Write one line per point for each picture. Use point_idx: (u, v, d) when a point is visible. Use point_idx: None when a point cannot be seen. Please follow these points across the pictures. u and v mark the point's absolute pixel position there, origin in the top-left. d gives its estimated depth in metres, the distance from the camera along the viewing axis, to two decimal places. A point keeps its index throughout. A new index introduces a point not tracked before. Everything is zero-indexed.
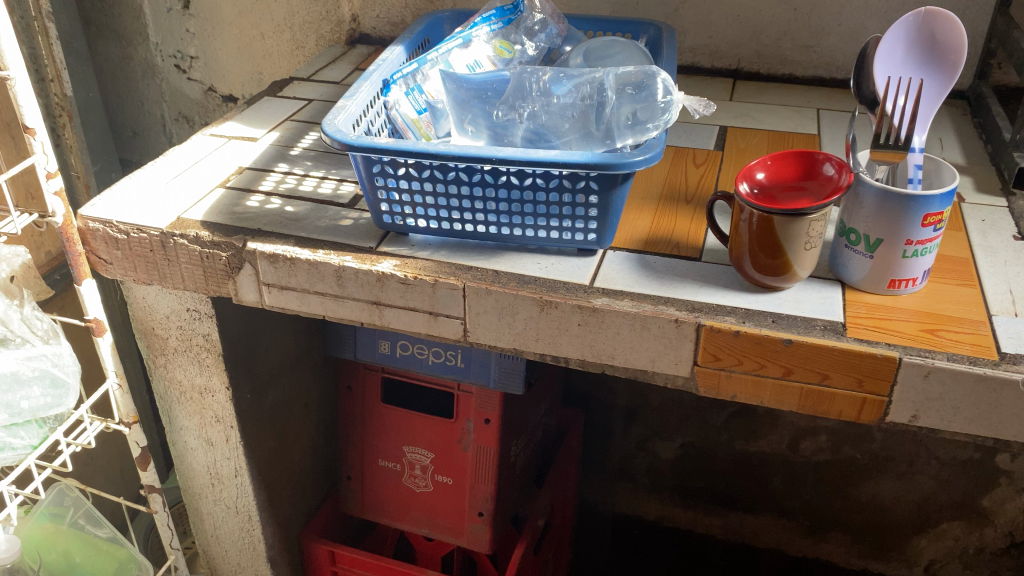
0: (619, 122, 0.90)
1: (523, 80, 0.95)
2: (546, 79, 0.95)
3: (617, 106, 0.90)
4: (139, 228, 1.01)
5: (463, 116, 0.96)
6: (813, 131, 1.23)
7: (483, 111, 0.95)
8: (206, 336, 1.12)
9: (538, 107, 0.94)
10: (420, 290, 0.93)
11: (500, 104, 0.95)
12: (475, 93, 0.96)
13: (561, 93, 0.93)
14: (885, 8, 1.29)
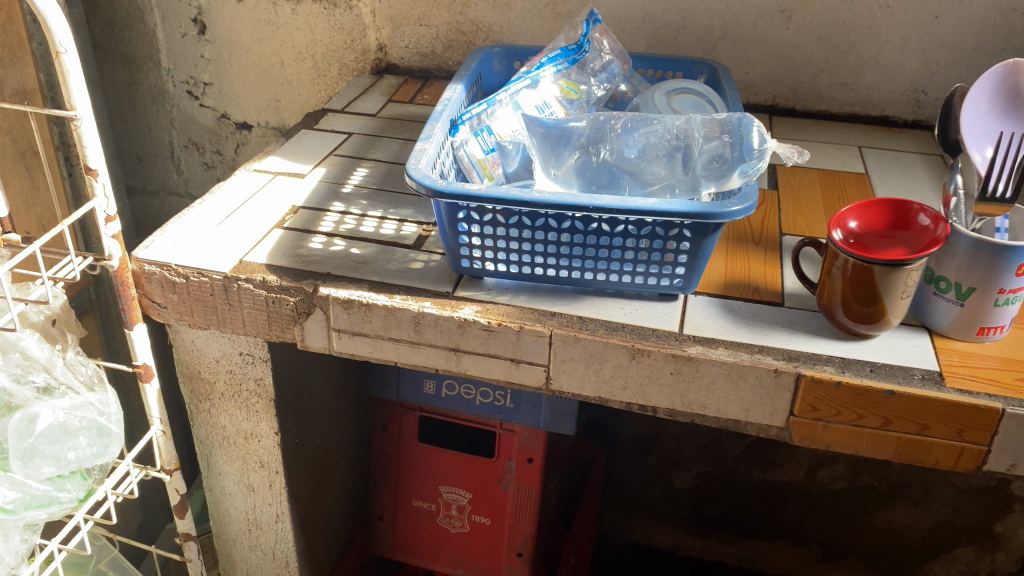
0: (705, 169, 0.89)
1: (601, 124, 0.95)
2: (624, 125, 0.94)
3: (706, 153, 0.90)
4: (200, 271, 0.97)
5: (545, 160, 0.95)
6: (861, 170, 1.24)
7: (564, 155, 0.95)
8: (257, 381, 1.09)
9: (620, 151, 0.93)
10: (504, 338, 0.90)
11: (581, 150, 0.94)
12: (555, 137, 0.95)
13: (641, 138, 0.93)
14: (923, 48, 1.31)
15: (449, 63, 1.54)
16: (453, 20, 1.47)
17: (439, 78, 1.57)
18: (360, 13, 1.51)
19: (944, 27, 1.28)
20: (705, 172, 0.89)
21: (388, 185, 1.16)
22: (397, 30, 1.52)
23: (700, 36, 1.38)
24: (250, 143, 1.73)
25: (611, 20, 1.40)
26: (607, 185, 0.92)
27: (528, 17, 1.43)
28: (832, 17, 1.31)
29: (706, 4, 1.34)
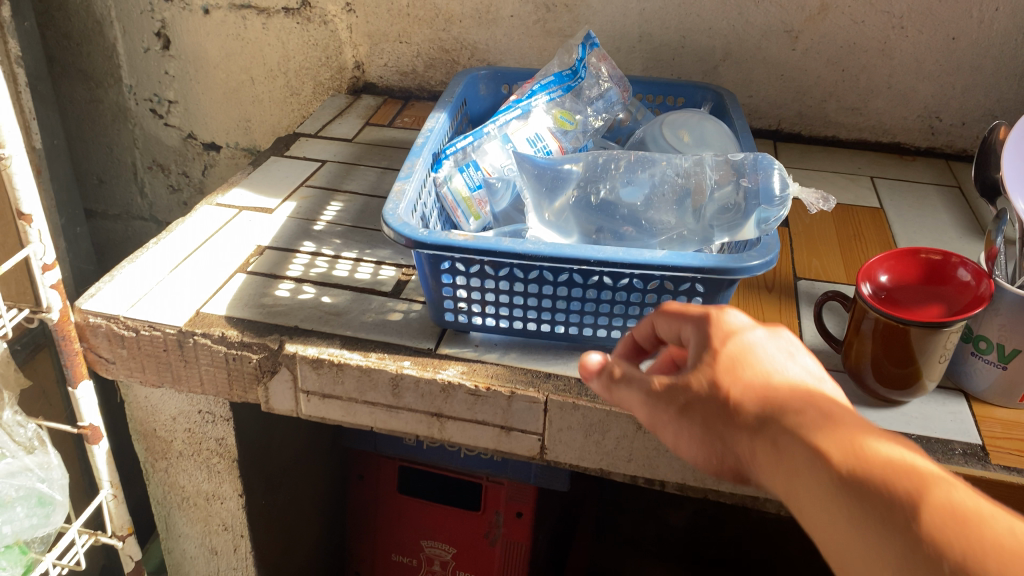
0: (725, 216, 0.80)
1: (600, 165, 0.86)
2: (627, 166, 0.85)
3: (718, 199, 0.81)
4: (152, 324, 0.86)
5: (538, 198, 0.85)
6: (876, 204, 1.16)
7: (559, 197, 0.85)
8: (219, 441, 0.98)
9: (620, 193, 0.84)
10: (493, 403, 0.80)
11: (579, 190, 0.85)
12: (548, 173, 0.86)
13: (646, 181, 0.84)
14: (938, 71, 1.22)
15: (431, 82, 1.44)
16: (436, 37, 1.37)
17: (421, 98, 1.47)
18: (336, 28, 1.41)
19: (962, 50, 1.20)
20: (724, 219, 0.80)
21: (365, 222, 1.06)
22: (375, 47, 1.42)
23: (700, 57, 1.29)
24: (219, 164, 1.63)
25: (606, 39, 1.30)
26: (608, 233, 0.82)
27: (516, 34, 1.33)
28: (841, 38, 1.22)
29: (708, 23, 1.25)
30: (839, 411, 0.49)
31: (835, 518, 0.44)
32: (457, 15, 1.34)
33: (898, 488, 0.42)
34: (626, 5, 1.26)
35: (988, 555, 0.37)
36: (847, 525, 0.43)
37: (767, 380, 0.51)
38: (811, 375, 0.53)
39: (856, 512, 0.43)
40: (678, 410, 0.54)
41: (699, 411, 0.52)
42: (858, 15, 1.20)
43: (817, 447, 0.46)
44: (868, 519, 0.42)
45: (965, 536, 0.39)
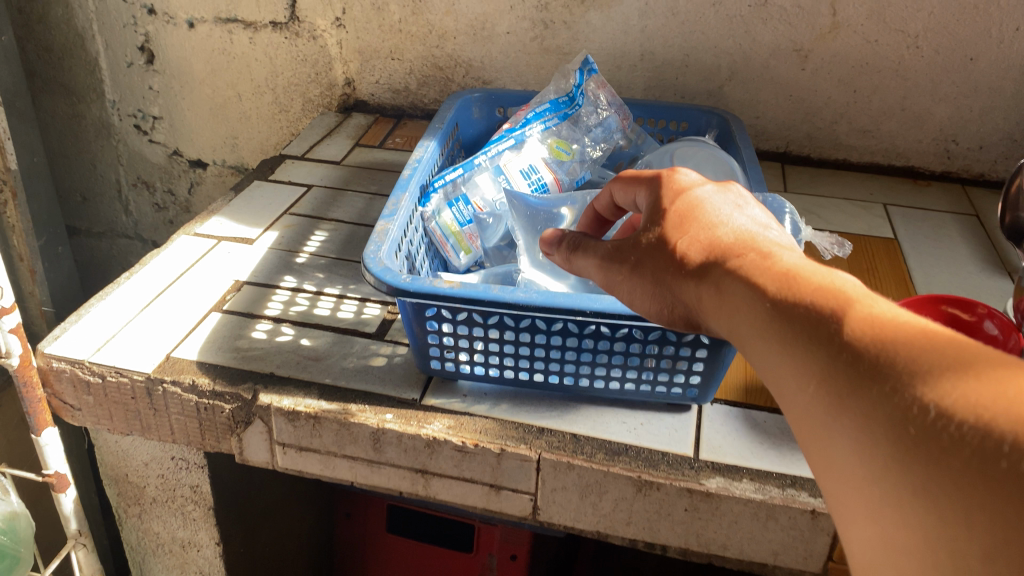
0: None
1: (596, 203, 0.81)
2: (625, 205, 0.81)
3: None
4: (119, 370, 0.81)
5: (531, 241, 0.80)
6: (890, 234, 1.11)
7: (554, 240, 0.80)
8: (193, 488, 0.93)
9: None
10: (481, 461, 0.75)
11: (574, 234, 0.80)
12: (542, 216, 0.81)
13: None
14: (955, 93, 1.17)
15: (424, 100, 1.38)
16: (429, 54, 1.32)
17: (414, 116, 1.42)
18: (325, 43, 1.35)
19: (981, 71, 1.14)
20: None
21: (350, 253, 1.00)
22: (366, 64, 1.36)
23: (705, 76, 1.23)
24: (205, 182, 1.57)
25: (606, 57, 1.25)
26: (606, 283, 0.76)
27: (512, 52, 1.28)
28: (854, 58, 1.17)
29: (713, 41, 1.19)
30: (776, 244, 0.46)
31: (757, 333, 0.41)
32: (451, 32, 1.28)
33: (811, 294, 0.38)
34: (627, 22, 1.21)
35: (892, 335, 0.33)
36: (767, 339, 0.39)
37: (708, 222, 0.50)
38: (767, 218, 0.51)
39: (768, 317, 0.39)
40: (630, 261, 0.55)
41: (651, 268, 0.52)
42: (872, 34, 1.14)
43: (745, 267, 0.44)
44: (788, 322, 0.38)
45: (872, 324, 0.34)
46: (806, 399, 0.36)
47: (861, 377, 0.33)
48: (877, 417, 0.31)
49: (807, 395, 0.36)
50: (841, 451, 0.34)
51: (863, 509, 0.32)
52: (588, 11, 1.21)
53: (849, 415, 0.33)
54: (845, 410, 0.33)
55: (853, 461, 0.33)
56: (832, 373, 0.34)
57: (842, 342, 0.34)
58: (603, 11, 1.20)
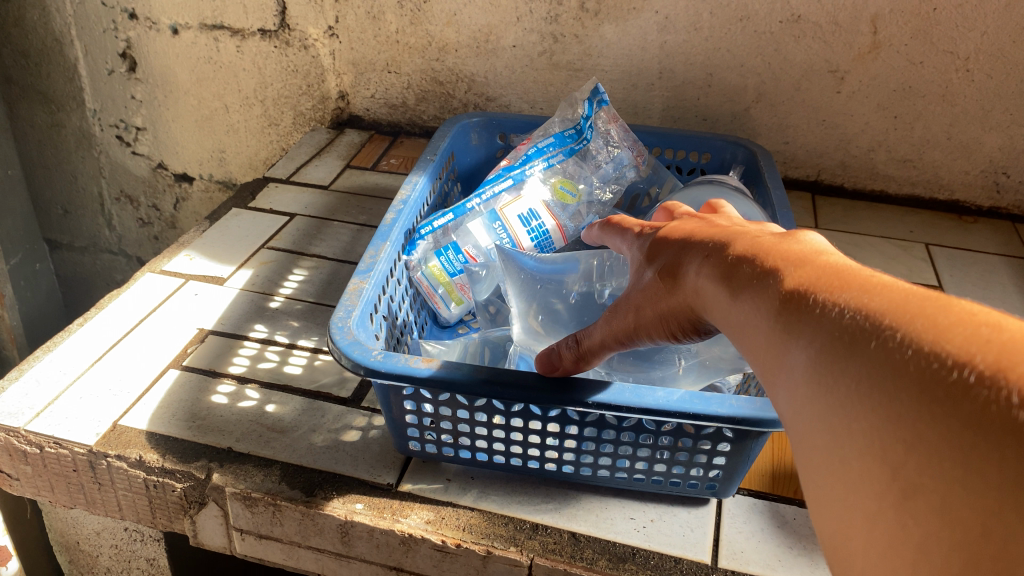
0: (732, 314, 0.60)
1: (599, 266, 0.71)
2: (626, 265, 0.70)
3: None
4: (57, 441, 0.71)
5: (524, 307, 0.69)
6: (933, 280, 1.00)
7: (553, 305, 0.69)
8: (150, 561, 0.83)
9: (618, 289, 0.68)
10: (464, 562, 0.64)
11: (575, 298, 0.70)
12: (536, 277, 0.71)
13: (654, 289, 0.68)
14: (1010, 121, 1.05)
15: (423, 117, 1.28)
16: (428, 67, 1.21)
17: (412, 133, 1.31)
18: (317, 54, 1.25)
19: None
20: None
21: (331, 298, 0.90)
22: (360, 77, 1.26)
23: (730, 98, 1.12)
24: (192, 198, 1.48)
25: (621, 75, 1.14)
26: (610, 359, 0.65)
27: (519, 67, 1.17)
28: (895, 81, 1.05)
29: (739, 60, 1.08)
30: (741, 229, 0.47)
31: (714, 300, 0.43)
32: (452, 44, 1.18)
33: (757, 258, 0.40)
34: (645, 37, 1.09)
35: (813, 283, 0.35)
36: (718, 303, 0.42)
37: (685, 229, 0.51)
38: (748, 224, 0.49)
39: (716, 282, 0.42)
40: (627, 304, 0.52)
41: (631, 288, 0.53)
42: (917, 55, 1.02)
43: (706, 251, 0.45)
44: (735, 282, 0.40)
45: (801, 276, 0.36)
46: (752, 348, 0.39)
47: (787, 317, 0.35)
48: (799, 346, 0.34)
49: (751, 342, 0.38)
50: (777, 382, 0.36)
51: (803, 429, 0.34)
52: (602, 24, 1.09)
53: (783, 352, 0.35)
54: (775, 346, 0.36)
55: (784, 384, 0.36)
56: (769, 321, 0.37)
57: (774, 290, 0.37)
58: (619, 25, 1.09)
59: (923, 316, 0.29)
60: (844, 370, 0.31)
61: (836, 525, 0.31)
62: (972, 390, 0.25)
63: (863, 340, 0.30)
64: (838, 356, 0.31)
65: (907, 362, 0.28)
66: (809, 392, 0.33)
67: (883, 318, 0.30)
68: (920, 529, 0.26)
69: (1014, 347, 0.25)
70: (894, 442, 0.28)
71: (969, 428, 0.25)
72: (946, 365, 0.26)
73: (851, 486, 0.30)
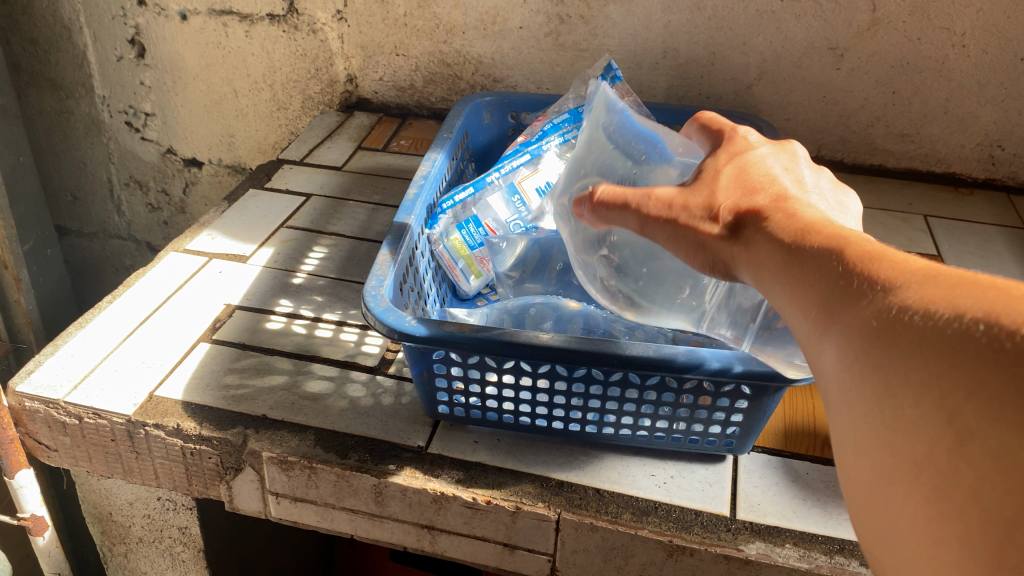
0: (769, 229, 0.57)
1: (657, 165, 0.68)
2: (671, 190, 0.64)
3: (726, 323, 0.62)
4: (96, 412, 0.73)
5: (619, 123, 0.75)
6: (932, 250, 1.03)
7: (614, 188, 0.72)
8: (182, 530, 0.86)
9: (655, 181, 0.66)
10: (494, 518, 0.68)
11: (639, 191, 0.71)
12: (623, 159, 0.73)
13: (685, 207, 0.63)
14: (1004, 95, 1.08)
15: (431, 99, 1.31)
16: (436, 49, 1.23)
17: (419, 115, 1.34)
18: (326, 37, 1.27)
19: None
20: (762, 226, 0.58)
21: (351, 274, 0.93)
22: (369, 59, 1.28)
23: (733, 76, 1.15)
24: (201, 182, 1.50)
25: (626, 55, 1.16)
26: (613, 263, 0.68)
27: (525, 48, 1.19)
28: (893, 57, 1.08)
29: (742, 38, 1.11)
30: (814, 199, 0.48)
31: (768, 250, 0.43)
32: (460, 26, 1.20)
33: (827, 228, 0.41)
34: (649, 17, 1.12)
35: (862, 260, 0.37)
36: (772, 256, 0.42)
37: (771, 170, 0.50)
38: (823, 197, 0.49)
39: (777, 243, 0.42)
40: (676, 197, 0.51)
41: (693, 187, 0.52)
42: (914, 32, 1.05)
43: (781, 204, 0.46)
44: (800, 243, 0.41)
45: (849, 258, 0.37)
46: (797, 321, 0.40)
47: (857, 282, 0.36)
48: (865, 304, 0.35)
49: (806, 299, 0.38)
50: (822, 337, 0.37)
51: (851, 386, 0.35)
52: (608, 5, 1.12)
53: (839, 314, 0.36)
54: (835, 303, 0.36)
55: (834, 334, 0.36)
56: (836, 282, 0.37)
57: (842, 260, 0.37)
58: (624, 6, 1.12)
59: (971, 303, 0.30)
60: (893, 353, 0.32)
61: (881, 465, 0.33)
62: (1018, 366, 0.26)
63: (912, 324, 0.32)
64: (888, 338, 0.33)
65: (956, 341, 0.29)
66: (855, 370, 0.35)
67: (933, 304, 0.31)
68: (975, 472, 0.28)
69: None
70: (949, 400, 0.29)
71: (1011, 400, 0.26)
72: (992, 347, 0.28)
73: (896, 449, 0.32)
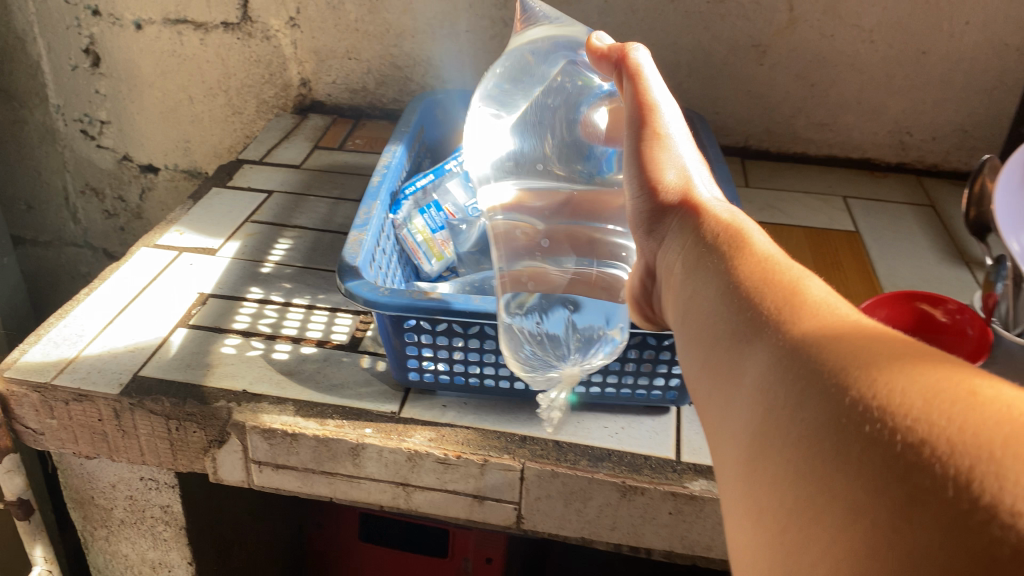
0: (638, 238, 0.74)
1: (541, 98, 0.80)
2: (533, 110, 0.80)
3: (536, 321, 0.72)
4: (83, 393, 0.78)
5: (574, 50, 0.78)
6: (850, 226, 1.13)
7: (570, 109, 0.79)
8: (164, 508, 0.90)
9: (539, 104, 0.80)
10: (464, 472, 0.74)
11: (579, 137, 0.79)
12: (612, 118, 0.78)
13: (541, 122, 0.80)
14: (909, 86, 1.19)
15: (383, 101, 1.37)
16: (387, 53, 1.30)
17: (372, 116, 1.39)
18: (279, 44, 1.32)
19: (933, 65, 1.16)
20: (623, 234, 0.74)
21: (317, 262, 0.99)
22: (322, 64, 1.34)
23: (665, 73, 1.23)
24: (158, 187, 1.53)
25: None
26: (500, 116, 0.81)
27: (472, 50, 1.27)
28: (810, 53, 1.18)
29: (672, 37, 1.20)
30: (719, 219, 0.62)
31: (720, 263, 0.46)
32: (409, 30, 1.27)
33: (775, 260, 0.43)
34: (587, 19, 1.20)
35: (762, 266, 0.42)
36: (721, 270, 0.45)
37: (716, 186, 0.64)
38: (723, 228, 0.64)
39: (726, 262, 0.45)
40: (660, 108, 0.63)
41: (682, 140, 0.64)
42: (827, 29, 1.15)
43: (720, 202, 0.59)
44: (752, 268, 0.43)
45: (763, 284, 0.41)
46: (694, 331, 0.44)
47: (803, 311, 0.37)
48: (804, 330, 0.35)
49: (744, 311, 0.40)
50: (748, 350, 0.38)
51: (766, 406, 0.34)
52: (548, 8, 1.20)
53: (773, 330, 0.37)
54: (772, 321, 0.38)
55: (762, 346, 0.37)
56: (778, 305, 0.38)
57: (794, 297, 0.38)
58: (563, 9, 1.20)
59: (875, 356, 0.31)
60: (786, 380, 0.33)
61: (777, 483, 0.32)
62: (919, 427, 0.27)
63: (811, 361, 0.33)
64: (786, 365, 0.34)
65: (854, 388, 0.30)
66: (749, 390, 0.36)
67: (836, 345, 0.33)
68: (888, 520, 0.26)
69: (969, 401, 0.26)
70: (881, 441, 0.27)
71: (875, 444, 0.27)
72: (896, 403, 0.28)
73: (766, 478, 0.33)
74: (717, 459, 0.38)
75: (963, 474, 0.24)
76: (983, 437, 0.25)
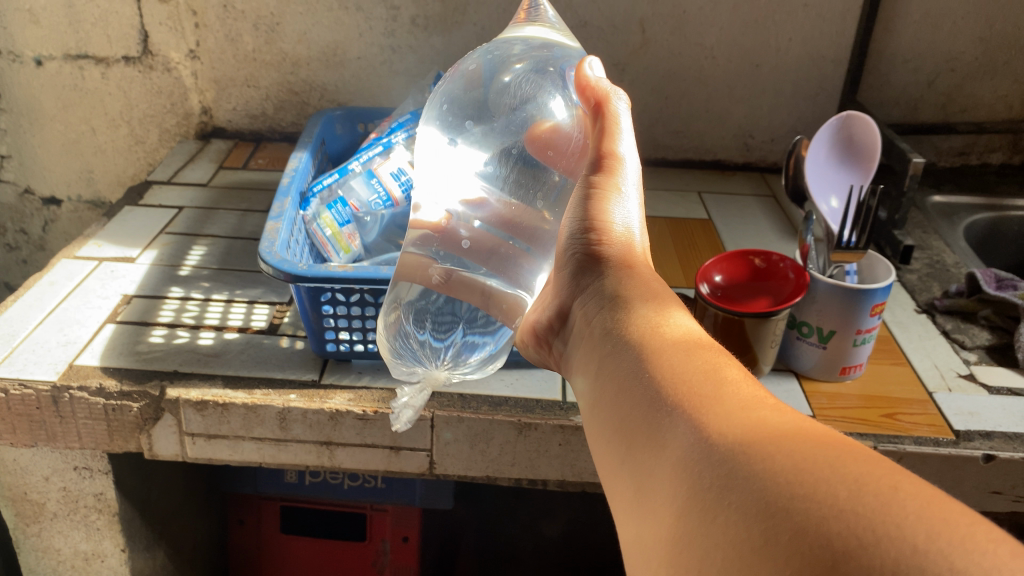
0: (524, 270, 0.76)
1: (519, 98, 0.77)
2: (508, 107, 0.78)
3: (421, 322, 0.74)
4: (22, 382, 0.84)
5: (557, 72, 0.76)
6: (705, 216, 1.30)
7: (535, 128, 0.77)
8: (97, 496, 0.96)
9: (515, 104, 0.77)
10: (380, 426, 0.84)
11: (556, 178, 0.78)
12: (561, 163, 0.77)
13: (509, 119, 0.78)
14: (747, 95, 1.38)
15: (282, 124, 1.48)
16: (284, 80, 1.41)
17: (272, 140, 1.50)
18: (180, 75, 1.41)
19: (766, 76, 1.35)
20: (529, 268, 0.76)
21: (231, 264, 1.08)
22: (222, 92, 1.44)
23: None
24: (61, 219, 1.57)
25: None
26: (465, 96, 0.78)
27: (364, 75, 1.39)
28: (663, 69, 1.36)
29: None
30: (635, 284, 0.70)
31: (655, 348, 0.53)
32: (304, 58, 1.39)
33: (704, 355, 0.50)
34: (467, 44, 1.35)
35: (682, 348, 0.51)
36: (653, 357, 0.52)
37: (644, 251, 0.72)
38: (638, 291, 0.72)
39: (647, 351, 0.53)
40: (620, 168, 0.71)
41: (630, 206, 0.70)
42: (675, 48, 1.33)
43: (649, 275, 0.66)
44: (682, 361, 0.50)
45: (690, 374, 0.48)
46: (615, 393, 0.52)
47: (729, 401, 0.44)
48: (727, 420, 0.42)
49: (673, 394, 0.47)
50: (676, 430, 0.44)
51: (692, 482, 0.41)
52: (432, 36, 1.34)
53: (699, 414, 0.44)
54: (696, 405, 0.45)
55: (685, 427, 0.44)
56: (706, 391, 0.46)
57: (723, 388, 0.46)
58: (445, 36, 1.34)
59: (803, 448, 0.38)
60: (712, 464, 0.40)
61: (700, 552, 0.38)
62: (848, 513, 0.34)
63: (739, 445, 0.40)
64: (707, 448, 0.41)
65: (782, 477, 0.37)
66: (672, 461, 0.43)
67: (761, 433, 0.40)
68: None
69: (890, 496, 0.34)
70: (814, 524, 0.34)
71: (808, 531, 0.34)
72: (826, 493, 0.35)
73: (695, 554, 0.38)
74: (640, 529, 0.44)
75: (890, 564, 0.31)
76: (907, 530, 0.32)
